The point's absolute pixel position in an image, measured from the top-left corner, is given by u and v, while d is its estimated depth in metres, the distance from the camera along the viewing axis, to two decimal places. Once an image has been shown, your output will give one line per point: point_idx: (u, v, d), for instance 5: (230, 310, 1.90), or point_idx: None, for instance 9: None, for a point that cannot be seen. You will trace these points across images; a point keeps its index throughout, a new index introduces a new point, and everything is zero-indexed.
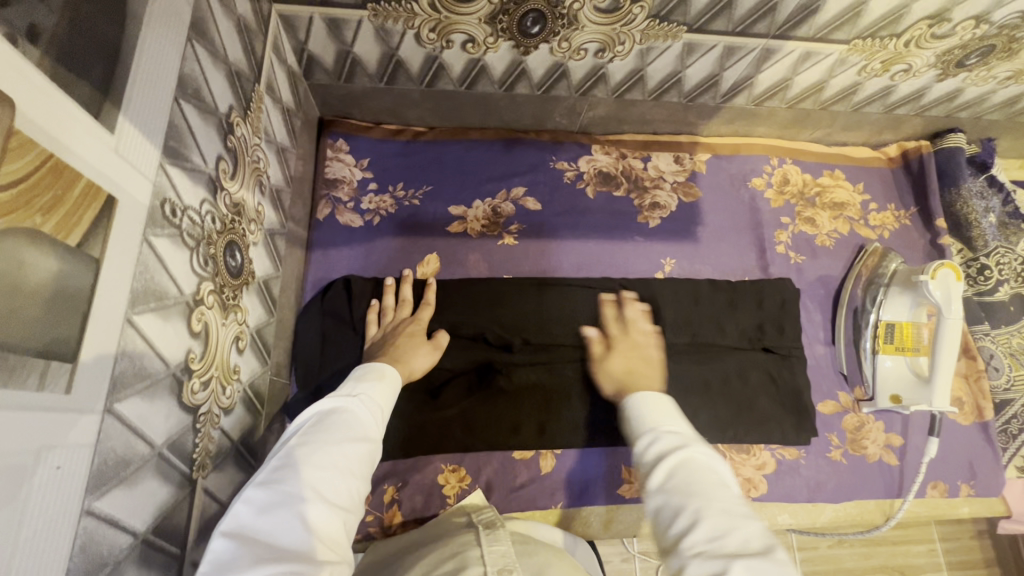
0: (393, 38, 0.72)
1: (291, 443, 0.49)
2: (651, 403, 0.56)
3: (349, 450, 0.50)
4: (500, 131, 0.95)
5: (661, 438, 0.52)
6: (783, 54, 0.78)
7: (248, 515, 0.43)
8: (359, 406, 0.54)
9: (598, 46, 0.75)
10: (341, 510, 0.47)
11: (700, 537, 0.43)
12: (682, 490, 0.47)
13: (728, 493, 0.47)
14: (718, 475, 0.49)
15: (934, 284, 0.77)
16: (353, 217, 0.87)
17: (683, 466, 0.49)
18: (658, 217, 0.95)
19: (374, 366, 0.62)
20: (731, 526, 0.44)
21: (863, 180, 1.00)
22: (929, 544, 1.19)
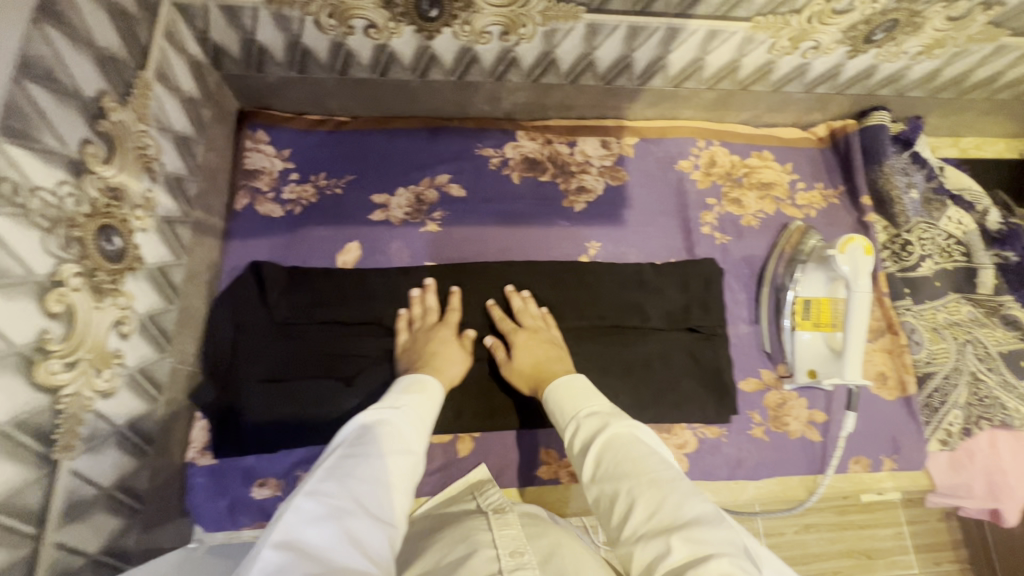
0: (294, 25, 0.73)
1: (336, 457, 0.54)
2: (570, 392, 0.63)
3: (392, 463, 0.55)
4: (424, 120, 0.95)
5: (585, 426, 0.58)
6: (688, 33, 0.78)
7: (305, 529, 0.46)
8: (402, 423, 0.60)
9: (502, 29, 0.75)
10: (381, 522, 0.50)
11: (642, 517, 0.48)
12: (616, 475, 0.52)
13: (656, 463, 0.52)
14: (643, 446, 0.54)
15: (841, 258, 0.79)
16: (274, 207, 0.87)
17: (610, 447, 0.54)
18: (583, 201, 0.95)
19: (417, 378, 0.69)
20: (661, 491, 0.49)
21: (792, 160, 1.01)
22: (894, 530, 1.20)
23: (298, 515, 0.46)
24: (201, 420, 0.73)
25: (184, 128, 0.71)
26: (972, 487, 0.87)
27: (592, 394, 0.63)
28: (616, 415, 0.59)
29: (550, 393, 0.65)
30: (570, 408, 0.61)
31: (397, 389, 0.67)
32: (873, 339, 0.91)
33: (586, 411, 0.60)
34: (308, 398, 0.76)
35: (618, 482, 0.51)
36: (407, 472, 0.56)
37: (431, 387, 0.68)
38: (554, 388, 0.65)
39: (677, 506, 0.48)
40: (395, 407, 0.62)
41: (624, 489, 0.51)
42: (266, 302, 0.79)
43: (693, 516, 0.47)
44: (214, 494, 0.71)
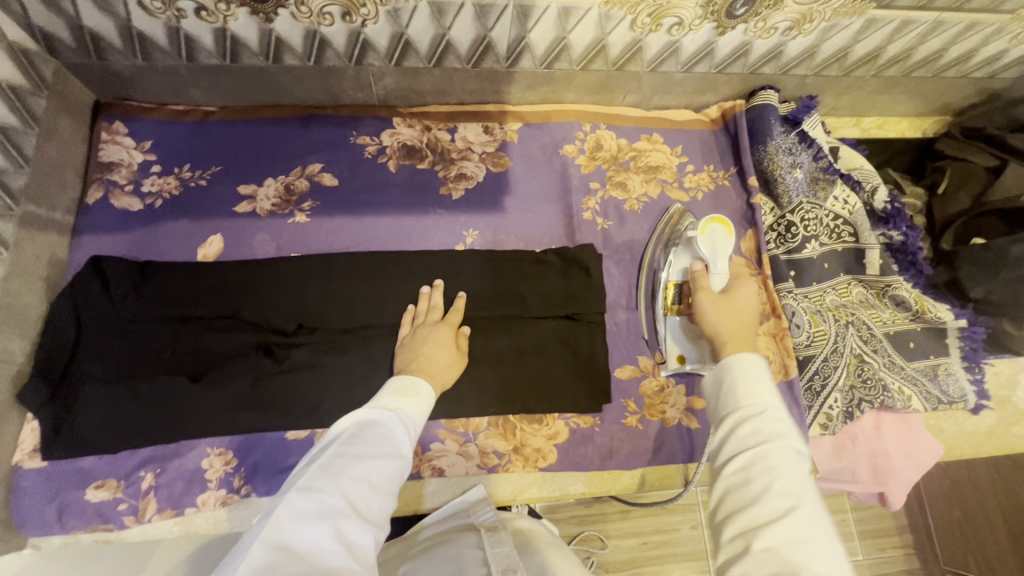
0: (118, 8, 0.70)
1: (329, 450, 0.53)
2: (754, 375, 0.56)
3: (378, 464, 0.53)
4: (296, 108, 0.92)
5: (750, 428, 0.51)
6: (540, 11, 0.76)
7: (293, 520, 0.45)
8: (397, 424, 0.58)
9: (341, 10, 0.73)
10: (370, 524, 0.49)
11: (772, 543, 0.43)
12: (767, 488, 0.47)
13: (814, 498, 0.47)
14: (804, 475, 0.48)
15: (704, 240, 0.81)
16: (131, 201, 0.84)
17: (770, 459, 0.48)
18: (462, 188, 0.93)
19: (411, 380, 0.66)
20: (818, 531, 0.44)
21: (681, 142, 0.98)
22: (840, 515, 1.28)
23: (286, 510, 0.46)
24: (33, 422, 0.71)
25: (5, 118, 0.69)
26: (856, 471, 0.86)
27: (771, 387, 0.54)
28: (791, 428, 0.51)
29: (725, 367, 0.58)
30: (745, 398, 0.54)
31: (389, 389, 0.64)
32: (756, 324, 0.89)
33: (771, 409, 0.52)
34: (151, 397, 0.73)
35: (767, 496, 0.46)
36: (397, 473, 0.55)
37: (425, 391, 0.66)
38: (737, 362, 0.57)
39: (823, 554, 0.43)
40: (389, 409, 0.60)
41: (771, 502, 0.46)
42: (112, 298, 0.76)
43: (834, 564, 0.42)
44: (44, 497, 0.69)
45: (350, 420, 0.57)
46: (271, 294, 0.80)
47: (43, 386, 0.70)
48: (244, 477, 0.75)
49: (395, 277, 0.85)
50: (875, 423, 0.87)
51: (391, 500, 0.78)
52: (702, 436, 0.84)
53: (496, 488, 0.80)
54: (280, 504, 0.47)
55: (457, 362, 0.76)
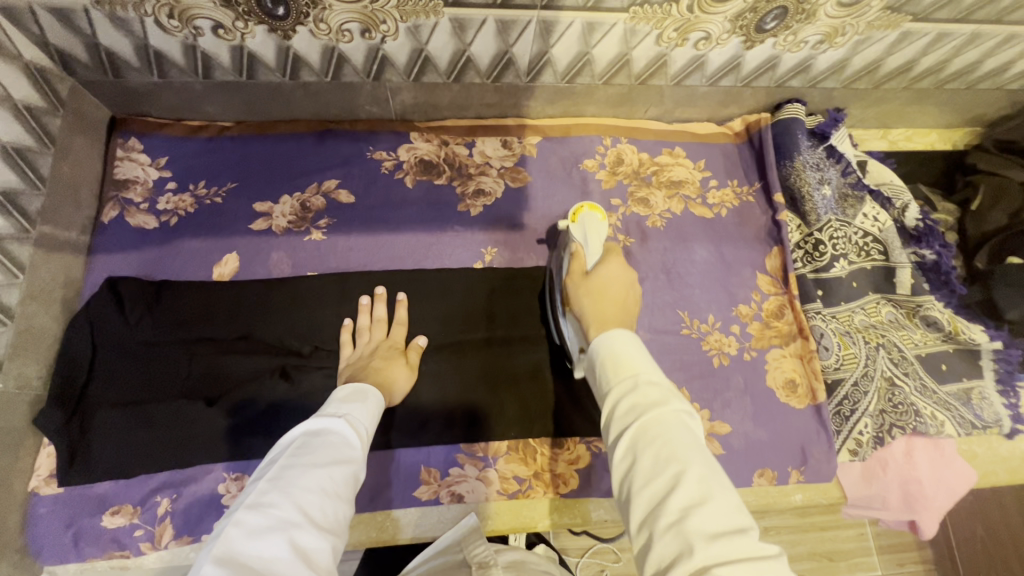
0: (134, 27, 0.69)
1: (278, 465, 0.50)
2: (626, 350, 0.51)
3: (332, 471, 0.51)
4: (312, 123, 0.91)
5: (635, 397, 0.47)
6: (564, 26, 0.73)
7: (241, 538, 0.42)
8: (347, 431, 0.57)
9: (360, 26, 0.71)
10: (327, 534, 0.47)
11: (675, 513, 0.40)
12: (659, 462, 0.43)
13: (704, 453, 0.43)
14: (691, 434, 0.44)
15: (574, 227, 0.79)
16: (147, 218, 0.83)
17: (650, 430, 0.44)
18: (481, 204, 0.91)
19: (356, 388, 0.65)
20: (711, 489, 0.41)
21: (704, 157, 0.96)
22: (859, 529, 1.25)
23: (236, 529, 0.43)
24: (49, 446, 0.69)
25: (18, 139, 0.67)
26: (886, 498, 0.83)
27: (643, 355, 0.51)
28: (670, 388, 0.48)
29: (602, 345, 0.53)
30: (626, 370, 0.49)
31: (335, 398, 0.63)
32: (783, 345, 0.87)
33: (644, 375, 0.48)
34: (167, 421, 0.72)
35: (659, 471, 0.42)
36: (350, 480, 0.53)
37: (372, 399, 0.64)
38: (608, 342, 0.53)
39: (721, 512, 0.40)
40: (337, 417, 0.59)
41: (661, 473, 0.42)
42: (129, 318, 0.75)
43: (736, 526, 0.39)
44: (60, 524, 0.68)
45: (297, 433, 0.55)
46: (288, 314, 0.80)
47: (59, 410, 0.69)
48: None
49: (412, 297, 0.83)
50: (907, 448, 0.83)
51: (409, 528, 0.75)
52: (727, 462, 0.81)
53: (515, 517, 0.77)
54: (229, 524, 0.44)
55: (409, 379, 0.75)
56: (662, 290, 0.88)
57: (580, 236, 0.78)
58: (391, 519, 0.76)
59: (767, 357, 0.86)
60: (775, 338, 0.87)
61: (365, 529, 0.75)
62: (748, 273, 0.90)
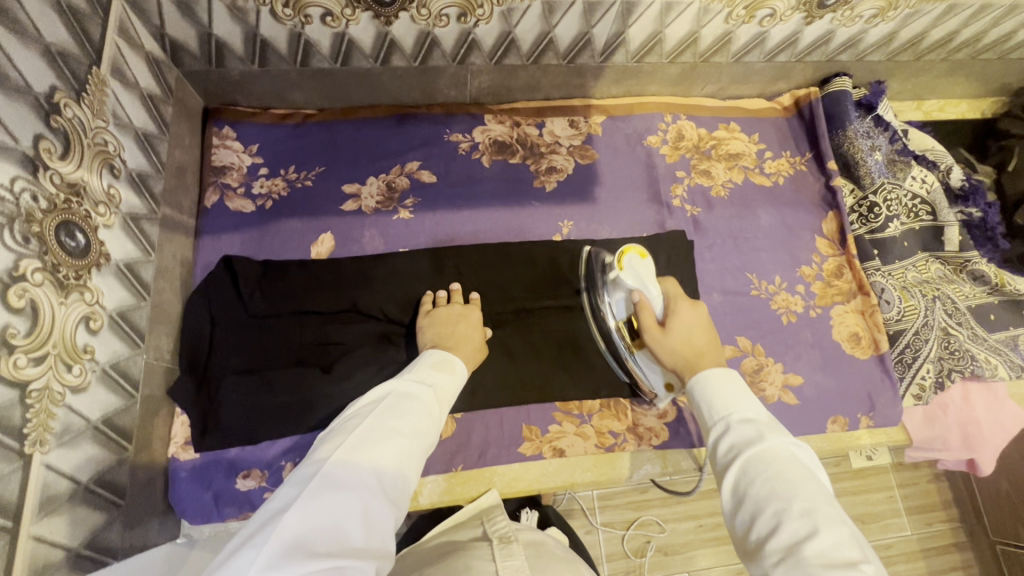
0: (249, 16, 0.73)
1: (366, 420, 0.54)
2: (719, 385, 0.58)
3: (411, 442, 0.54)
4: (391, 108, 0.95)
5: (734, 430, 0.53)
6: (644, 6, 0.79)
7: (323, 489, 0.46)
8: (431, 400, 0.60)
9: (458, 11, 0.76)
10: (394, 503, 0.50)
11: (783, 539, 0.44)
12: (760, 499, 0.47)
13: (813, 487, 0.47)
14: (801, 467, 0.49)
15: (626, 275, 0.73)
16: (244, 202, 0.87)
17: (753, 466, 0.49)
18: (554, 180, 0.96)
19: (445, 356, 0.68)
20: (821, 522, 0.44)
21: (758, 130, 1.01)
22: (887, 491, 1.28)
23: (321, 484, 0.47)
24: (181, 415, 0.74)
25: (145, 125, 0.71)
26: (947, 439, 0.89)
27: (744, 393, 0.57)
28: (772, 425, 0.53)
29: (694, 383, 0.61)
30: (720, 406, 0.56)
31: (426, 361, 0.66)
32: (845, 301, 0.92)
33: (742, 415, 0.55)
34: (285, 389, 0.76)
35: (765, 507, 0.47)
36: (422, 451, 0.56)
37: (459, 371, 0.68)
38: (699, 380, 0.60)
39: (827, 538, 0.43)
40: (425, 384, 0.62)
41: (766, 510, 0.46)
42: (242, 296, 0.79)
43: (848, 556, 0.42)
44: (198, 487, 0.72)
45: (387, 388, 0.59)
46: (390, 287, 0.84)
47: (190, 381, 0.74)
48: None
49: (499, 268, 0.88)
50: (965, 392, 0.89)
51: (515, 483, 0.80)
52: (802, 411, 0.87)
53: (612, 468, 0.82)
54: (316, 473, 0.48)
55: (483, 346, 0.79)
56: (730, 254, 0.93)
57: (633, 282, 0.73)
58: (497, 475, 0.80)
59: (831, 313, 0.92)
60: (837, 295, 0.93)
61: (473, 484, 0.79)
62: (808, 236, 0.96)
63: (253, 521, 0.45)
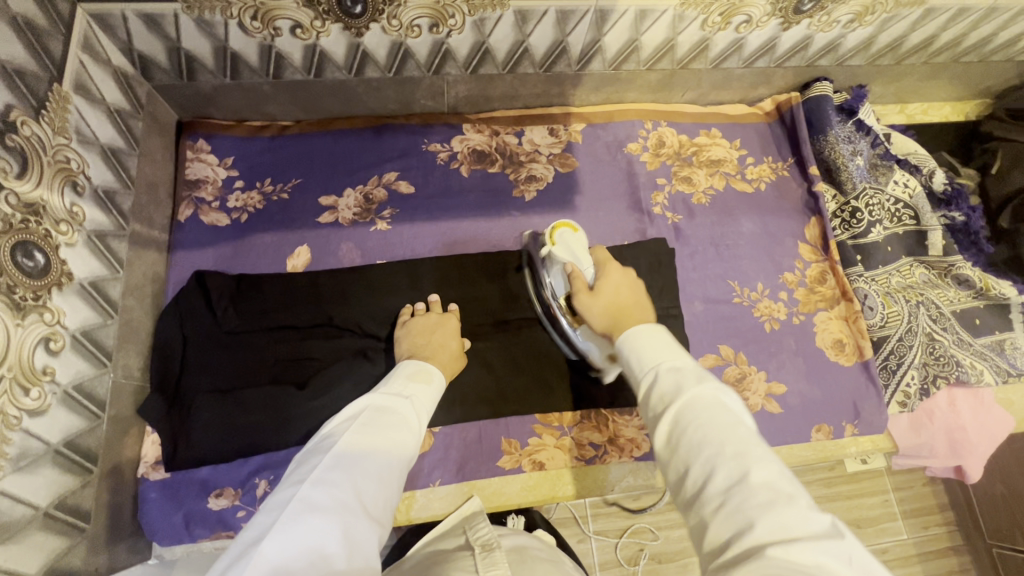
0: (218, 30, 0.72)
1: (343, 439, 0.52)
2: (644, 343, 0.57)
3: (391, 457, 0.53)
4: (368, 119, 0.95)
5: (664, 382, 0.52)
6: (618, 14, 0.78)
7: (299, 513, 0.44)
8: (410, 411, 0.59)
9: (429, 21, 0.75)
10: (376, 522, 0.48)
11: (721, 486, 0.43)
12: (692, 446, 0.46)
13: (743, 429, 0.46)
14: (730, 410, 0.48)
15: (558, 248, 0.76)
16: (219, 216, 0.86)
17: (685, 416, 0.48)
18: (534, 189, 0.95)
19: (422, 366, 0.68)
20: (755, 464, 0.43)
21: (739, 136, 1.01)
22: (881, 495, 1.26)
23: (298, 508, 0.45)
24: (152, 434, 0.72)
25: (113, 141, 0.70)
26: (934, 446, 0.88)
27: (670, 346, 0.55)
28: (699, 372, 0.52)
29: (624, 342, 0.59)
30: (649, 361, 0.55)
31: (401, 373, 0.66)
32: (829, 307, 0.92)
33: (669, 364, 0.53)
34: (259, 405, 0.74)
35: (698, 454, 0.45)
36: (405, 466, 0.54)
37: (436, 381, 0.67)
38: (628, 338, 0.58)
39: (761, 479, 0.42)
40: (403, 397, 0.61)
41: (698, 458, 0.45)
42: (215, 312, 0.78)
43: (782, 493, 0.41)
44: (169, 508, 0.70)
45: (364, 403, 0.57)
46: (367, 300, 0.83)
47: (162, 399, 0.73)
48: None
49: (478, 280, 0.87)
50: (950, 398, 0.88)
51: (494, 497, 0.79)
52: (786, 419, 0.86)
53: (593, 481, 0.81)
54: (293, 498, 0.46)
55: (460, 357, 0.78)
56: (712, 261, 0.93)
57: (568, 255, 0.75)
58: (476, 490, 0.79)
59: (815, 320, 0.91)
60: (820, 302, 0.92)
61: (453, 499, 0.78)
62: (791, 243, 0.95)
63: (226, 557, 0.42)
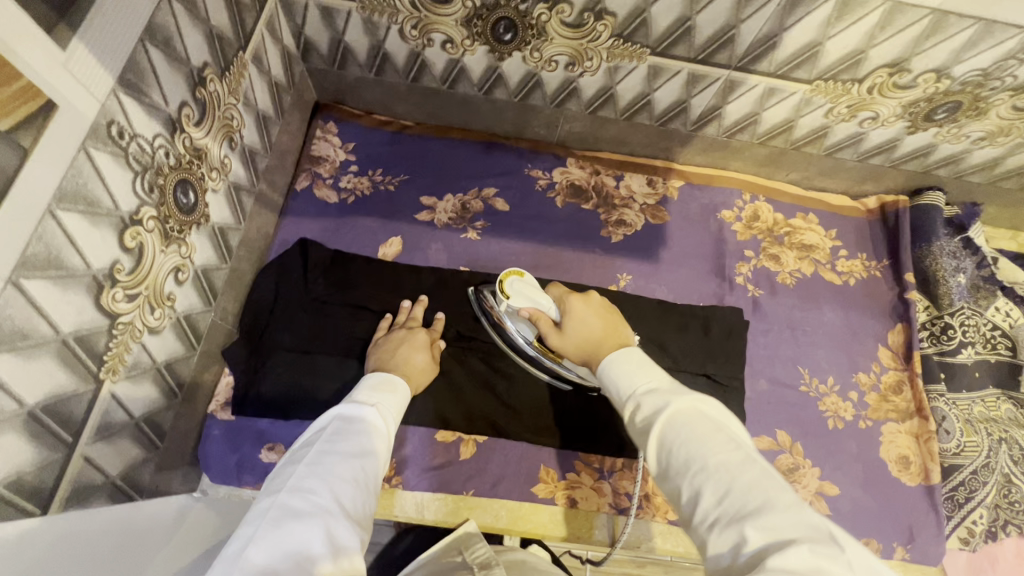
0: (379, 31, 0.79)
1: (313, 449, 0.49)
2: (621, 364, 0.57)
3: (363, 463, 0.50)
4: (481, 135, 1.00)
5: (643, 403, 0.51)
6: (748, 87, 0.80)
7: (281, 518, 0.42)
8: (376, 420, 0.56)
9: (568, 59, 0.80)
10: (358, 525, 0.45)
11: (709, 502, 0.43)
12: (681, 468, 0.46)
13: (724, 436, 0.46)
14: (708, 419, 0.48)
15: (513, 300, 0.74)
16: (330, 193, 0.93)
17: (668, 435, 0.48)
18: (621, 234, 0.97)
19: (387, 378, 0.64)
20: (739, 471, 0.43)
21: (836, 227, 1.00)
22: None
23: (280, 513, 0.42)
24: (228, 377, 0.78)
25: (266, 109, 0.78)
26: None
27: (646, 364, 0.56)
28: (675, 386, 0.52)
29: (603, 372, 0.59)
30: (627, 386, 0.55)
31: (365, 385, 0.63)
32: (899, 420, 0.87)
33: (648, 386, 0.53)
34: (324, 374, 0.78)
35: (684, 472, 0.45)
36: (379, 471, 0.52)
37: (400, 393, 0.64)
38: (608, 365, 0.58)
39: (748, 486, 0.42)
40: (369, 405, 0.58)
41: (688, 472, 0.45)
42: (315, 279, 0.84)
43: (769, 500, 0.41)
44: (227, 449, 0.75)
45: (331, 416, 0.55)
46: (444, 299, 0.87)
47: (245, 347, 0.78)
48: (393, 467, 0.79)
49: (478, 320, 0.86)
50: (1019, 548, 0.84)
51: (519, 520, 0.78)
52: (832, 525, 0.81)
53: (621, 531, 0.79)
54: (270, 506, 0.43)
55: (430, 369, 0.77)
56: (786, 343, 0.91)
57: (530, 305, 0.74)
58: (504, 509, 0.79)
59: (882, 430, 0.87)
60: (891, 412, 0.88)
61: (480, 513, 0.78)
62: (871, 344, 0.92)
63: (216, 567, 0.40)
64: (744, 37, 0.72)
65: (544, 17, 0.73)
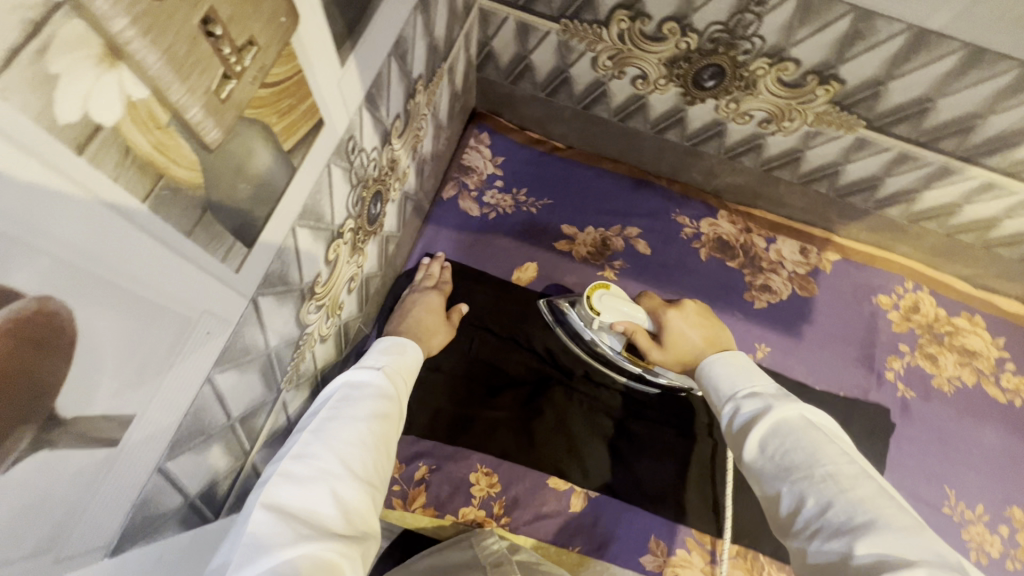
0: (571, 55, 0.76)
1: (318, 416, 0.48)
2: (725, 373, 0.58)
3: (368, 426, 0.48)
4: (633, 169, 0.95)
5: (745, 407, 0.52)
6: (962, 177, 0.72)
7: (284, 486, 0.41)
8: (383, 382, 0.55)
9: (766, 116, 0.74)
10: (367, 485, 0.45)
11: (809, 513, 0.42)
12: (782, 475, 0.45)
13: (835, 447, 0.45)
14: (817, 430, 0.47)
15: (605, 315, 0.70)
16: (473, 206, 0.90)
17: (772, 441, 0.48)
18: (765, 300, 0.90)
19: (396, 341, 0.63)
20: (849, 482, 0.42)
21: (1006, 336, 0.90)
22: None
23: (279, 479, 0.42)
24: None
25: (443, 117, 0.76)
26: None
27: (752, 373, 0.57)
28: (782, 395, 0.52)
29: (705, 375, 0.60)
30: (728, 389, 0.56)
31: (375, 349, 0.61)
32: None
33: (751, 394, 0.54)
34: None
35: (785, 477, 0.45)
36: (390, 432, 0.51)
37: (411, 354, 0.63)
38: (705, 374, 0.60)
39: (855, 498, 0.41)
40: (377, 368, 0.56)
41: (790, 478, 0.44)
42: (446, 293, 0.81)
43: (877, 514, 0.39)
44: None
45: (338, 382, 0.54)
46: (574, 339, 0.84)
47: None
48: (502, 505, 0.75)
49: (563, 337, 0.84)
50: None
51: None
52: None
53: None
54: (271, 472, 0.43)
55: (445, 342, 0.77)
56: (933, 456, 0.83)
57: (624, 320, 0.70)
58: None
59: None
60: None
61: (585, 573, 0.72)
62: None
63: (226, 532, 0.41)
64: (985, 129, 0.64)
65: (760, 71, 0.67)
